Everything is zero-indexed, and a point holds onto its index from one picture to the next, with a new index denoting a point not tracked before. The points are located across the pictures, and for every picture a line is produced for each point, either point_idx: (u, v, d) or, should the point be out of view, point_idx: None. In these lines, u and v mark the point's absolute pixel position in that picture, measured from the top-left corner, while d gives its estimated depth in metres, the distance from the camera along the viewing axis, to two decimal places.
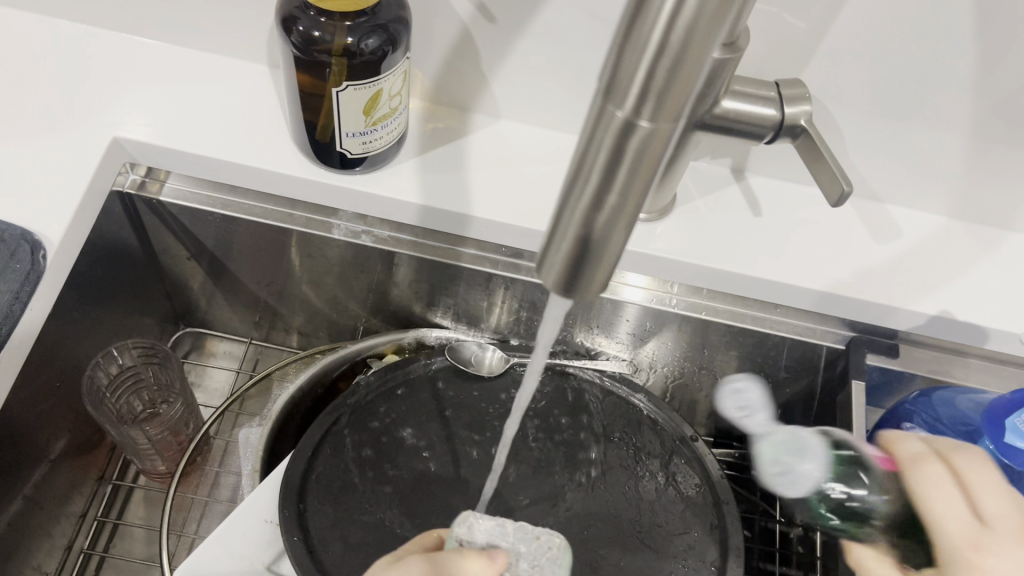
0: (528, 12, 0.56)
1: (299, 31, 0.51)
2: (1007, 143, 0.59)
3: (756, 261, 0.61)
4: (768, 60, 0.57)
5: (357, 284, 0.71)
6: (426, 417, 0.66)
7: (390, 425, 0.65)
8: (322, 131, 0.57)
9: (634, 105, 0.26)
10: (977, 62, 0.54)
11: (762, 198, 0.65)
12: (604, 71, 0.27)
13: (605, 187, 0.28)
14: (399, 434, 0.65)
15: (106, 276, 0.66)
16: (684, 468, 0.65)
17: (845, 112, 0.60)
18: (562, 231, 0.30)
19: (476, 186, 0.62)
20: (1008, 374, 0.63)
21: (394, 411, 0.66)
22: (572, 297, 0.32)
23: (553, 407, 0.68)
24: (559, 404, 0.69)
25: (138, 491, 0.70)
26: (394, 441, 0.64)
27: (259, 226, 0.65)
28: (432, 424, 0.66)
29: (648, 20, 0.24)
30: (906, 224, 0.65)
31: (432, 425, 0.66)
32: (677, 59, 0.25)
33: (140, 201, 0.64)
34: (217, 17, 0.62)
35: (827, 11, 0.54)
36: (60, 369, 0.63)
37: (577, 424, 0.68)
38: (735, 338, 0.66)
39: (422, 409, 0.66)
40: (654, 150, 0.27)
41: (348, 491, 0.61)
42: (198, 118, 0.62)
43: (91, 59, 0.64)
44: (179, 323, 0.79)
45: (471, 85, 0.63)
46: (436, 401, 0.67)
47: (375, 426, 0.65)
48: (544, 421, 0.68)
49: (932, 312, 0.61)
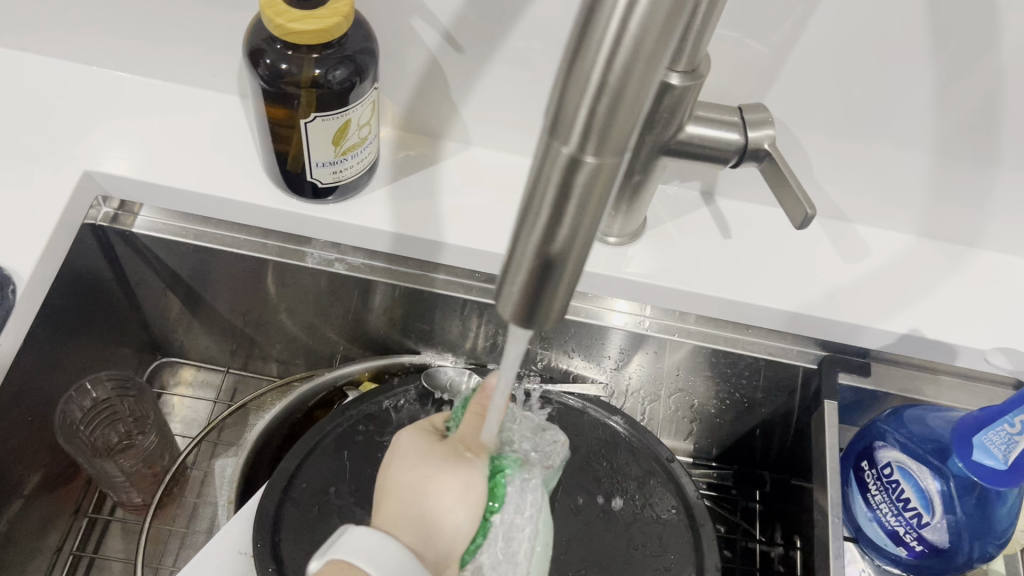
0: (494, 42, 0.57)
1: (266, 64, 0.52)
2: (971, 160, 0.60)
3: (726, 283, 0.62)
4: (732, 86, 0.58)
5: (333, 312, 0.71)
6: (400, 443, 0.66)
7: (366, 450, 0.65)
8: (293, 162, 0.58)
9: (579, 142, 0.27)
10: (937, 84, 0.55)
11: (732, 220, 0.66)
12: (548, 109, 0.27)
13: (555, 220, 0.29)
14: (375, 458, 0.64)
15: (79, 308, 0.66)
16: (661, 490, 0.65)
17: (810, 134, 0.60)
18: (516, 263, 0.31)
19: (448, 213, 0.63)
20: (978, 390, 0.64)
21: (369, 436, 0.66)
22: (532, 327, 0.33)
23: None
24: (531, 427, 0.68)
25: (114, 524, 0.69)
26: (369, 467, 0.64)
27: (233, 257, 0.65)
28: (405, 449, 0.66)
29: (586, 60, 0.25)
30: (874, 243, 0.66)
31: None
32: (616, 97, 0.25)
33: (114, 234, 0.64)
34: (187, 49, 0.62)
35: (789, 35, 0.54)
36: (32, 404, 0.62)
37: None
38: (709, 358, 0.67)
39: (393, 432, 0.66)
40: (600, 185, 0.28)
41: (331, 518, 0.60)
42: (169, 150, 0.62)
43: (61, 93, 0.64)
44: (156, 353, 0.79)
45: (441, 112, 0.64)
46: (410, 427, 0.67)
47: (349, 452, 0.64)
48: None
49: (901, 331, 0.61)
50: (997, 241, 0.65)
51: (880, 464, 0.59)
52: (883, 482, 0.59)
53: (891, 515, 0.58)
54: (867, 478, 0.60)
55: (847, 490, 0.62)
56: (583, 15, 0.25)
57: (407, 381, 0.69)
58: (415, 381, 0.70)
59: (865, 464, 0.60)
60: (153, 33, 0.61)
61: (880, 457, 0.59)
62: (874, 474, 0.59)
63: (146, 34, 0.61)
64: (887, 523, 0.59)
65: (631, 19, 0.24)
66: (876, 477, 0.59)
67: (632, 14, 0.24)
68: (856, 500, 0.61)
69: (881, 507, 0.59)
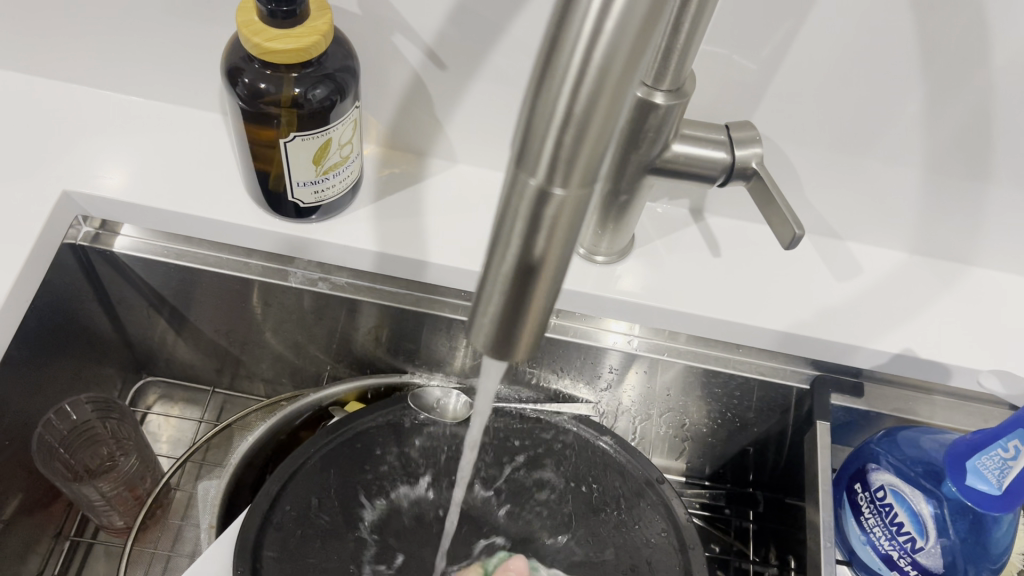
0: (478, 59, 0.56)
1: (244, 83, 0.51)
2: (963, 177, 0.59)
3: (715, 303, 0.61)
4: (718, 103, 0.57)
5: (319, 331, 0.70)
6: (386, 468, 0.65)
7: (350, 475, 0.64)
8: (274, 181, 0.57)
9: (546, 174, 0.26)
10: (927, 100, 0.54)
11: (721, 238, 0.65)
12: (514, 139, 0.26)
13: (525, 253, 0.28)
14: (359, 484, 0.64)
15: (60, 329, 0.65)
16: (650, 512, 0.64)
17: (799, 150, 0.60)
18: (486, 295, 0.30)
19: (432, 232, 0.62)
20: (973, 410, 0.63)
21: (354, 458, 0.65)
22: (505, 360, 0.32)
23: (514, 453, 0.67)
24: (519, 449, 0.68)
25: (97, 546, 0.68)
26: (354, 493, 0.63)
27: (216, 276, 0.64)
28: (390, 474, 0.65)
29: (551, 91, 0.24)
30: (866, 260, 0.65)
31: (391, 474, 0.65)
32: (583, 127, 0.24)
33: (94, 253, 0.63)
34: (167, 66, 0.61)
35: (776, 51, 0.53)
36: (10, 427, 0.61)
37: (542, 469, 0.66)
38: (699, 378, 0.66)
39: (379, 458, 0.65)
40: (570, 216, 0.27)
41: (314, 546, 0.60)
42: (150, 169, 0.61)
43: (41, 111, 0.63)
44: (141, 373, 0.78)
45: (426, 130, 0.63)
46: (395, 449, 0.66)
47: (334, 476, 0.63)
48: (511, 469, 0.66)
49: (893, 350, 0.60)
50: (990, 258, 0.64)
51: (873, 487, 0.58)
52: (876, 505, 0.58)
53: (884, 539, 0.57)
54: (861, 501, 0.59)
55: (840, 512, 0.61)
56: (547, 43, 0.24)
57: (393, 402, 0.68)
58: (401, 401, 0.68)
59: (858, 486, 0.59)
60: (133, 51, 0.60)
61: (873, 480, 0.58)
62: (867, 496, 0.58)
63: (126, 51, 0.61)
64: (880, 547, 0.57)
65: (595, 48, 0.23)
66: (870, 499, 0.58)
67: (596, 43, 0.23)
68: (849, 522, 0.60)
69: (875, 531, 0.57)
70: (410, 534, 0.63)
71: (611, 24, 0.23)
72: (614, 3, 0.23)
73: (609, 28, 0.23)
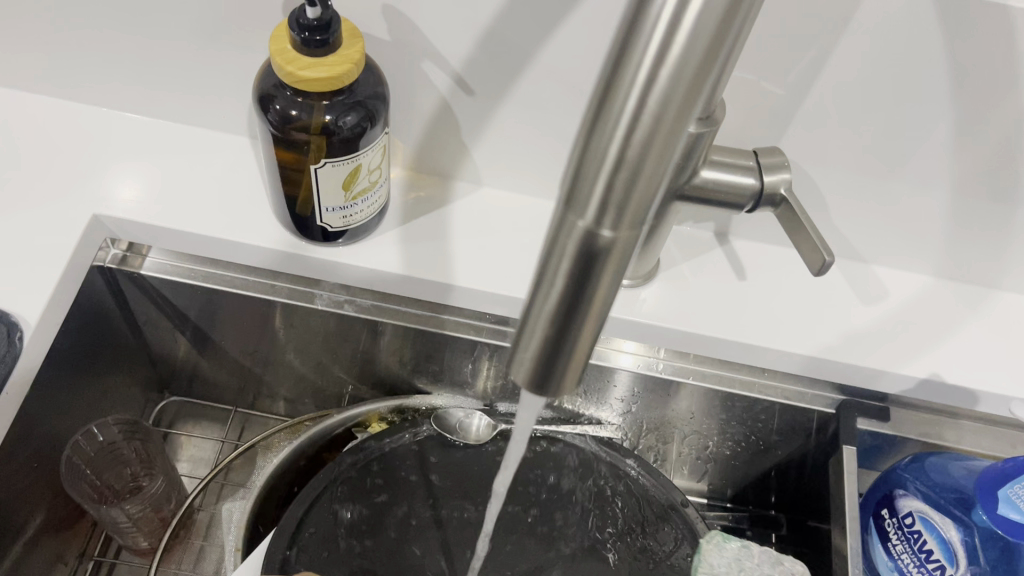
0: (506, 85, 0.56)
1: (276, 109, 0.51)
2: (991, 202, 0.58)
3: (742, 327, 0.61)
4: (746, 128, 0.58)
5: (343, 352, 0.70)
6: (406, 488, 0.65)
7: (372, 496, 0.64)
8: (302, 205, 0.57)
9: (595, 216, 0.26)
10: (955, 126, 0.54)
11: (746, 261, 0.65)
12: (563, 180, 0.26)
13: (570, 292, 0.28)
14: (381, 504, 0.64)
15: (87, 350, 0.65)
16: (675, 537, 0.64)
17: (827, 175, 0.59)
18: (529, 331, 0.30)
19: (458, 255, 0.62)
20: (1001, 435, 0.63)
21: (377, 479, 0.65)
22: (545, 395, 0.32)
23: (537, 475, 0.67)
24: (541, 471, 0.67)
25: (120, 567, 0.68)
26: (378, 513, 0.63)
27: (242, 298, 0.64)
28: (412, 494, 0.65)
29: (604, 135, 0.24)
30: (892, 284, 0.65)
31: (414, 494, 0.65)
32: (634, 172, 0.24)
33: (122, 275, 0.63)
34: (196, 90, 0.62)
35: (805, 78, 0.53)
36: (37, 448, 0.62)
37: (566, 493, 0.66)
38: (724, 401, 0.66)
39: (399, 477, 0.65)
40: (616, 257, 0.27)
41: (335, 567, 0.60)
42: (179, 193, 0.61)
43: (70, 134, 0.63)
44: (163, 392, 0.79)
45: (452, 153, 0.63)
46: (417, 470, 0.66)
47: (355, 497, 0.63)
48: (536, 493, 0.66)
49: (921, 375, 0.60)
50: (1017, 282, 0.64)
51: (900, 513, 0.58)
52: (904, 532, 0.57)
53: (913, 567, 0.56)
54: (889, 527, 0.58)
55: (866, 538, 0.61)
56: (600, 88, 0.24)
57: (418, 423, 0.68)
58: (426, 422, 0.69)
59: (886, 513, 0.59)
60: (162, 74, 0.61)
61: (900, 506, 0.58)
62: (895, 523, 0.58)
63: (155, 75, 0.61)
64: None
65: (650, 95, 0.23)
66: (897, 526, 0.58)
67: (651, 90, 0.23)
68: (875, 549, 0.59)
69: (903, 558, 0.57)
70: (435, 551, 0.62)
71: (667, 71, 0.23)
72: (670, 52, 0.23)
73: (663, 76, 0.23)
